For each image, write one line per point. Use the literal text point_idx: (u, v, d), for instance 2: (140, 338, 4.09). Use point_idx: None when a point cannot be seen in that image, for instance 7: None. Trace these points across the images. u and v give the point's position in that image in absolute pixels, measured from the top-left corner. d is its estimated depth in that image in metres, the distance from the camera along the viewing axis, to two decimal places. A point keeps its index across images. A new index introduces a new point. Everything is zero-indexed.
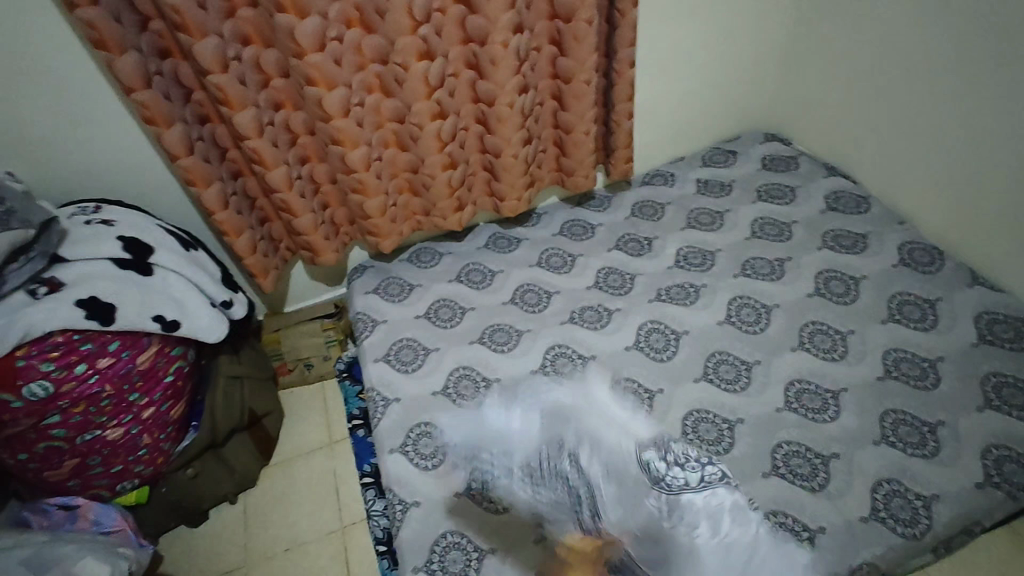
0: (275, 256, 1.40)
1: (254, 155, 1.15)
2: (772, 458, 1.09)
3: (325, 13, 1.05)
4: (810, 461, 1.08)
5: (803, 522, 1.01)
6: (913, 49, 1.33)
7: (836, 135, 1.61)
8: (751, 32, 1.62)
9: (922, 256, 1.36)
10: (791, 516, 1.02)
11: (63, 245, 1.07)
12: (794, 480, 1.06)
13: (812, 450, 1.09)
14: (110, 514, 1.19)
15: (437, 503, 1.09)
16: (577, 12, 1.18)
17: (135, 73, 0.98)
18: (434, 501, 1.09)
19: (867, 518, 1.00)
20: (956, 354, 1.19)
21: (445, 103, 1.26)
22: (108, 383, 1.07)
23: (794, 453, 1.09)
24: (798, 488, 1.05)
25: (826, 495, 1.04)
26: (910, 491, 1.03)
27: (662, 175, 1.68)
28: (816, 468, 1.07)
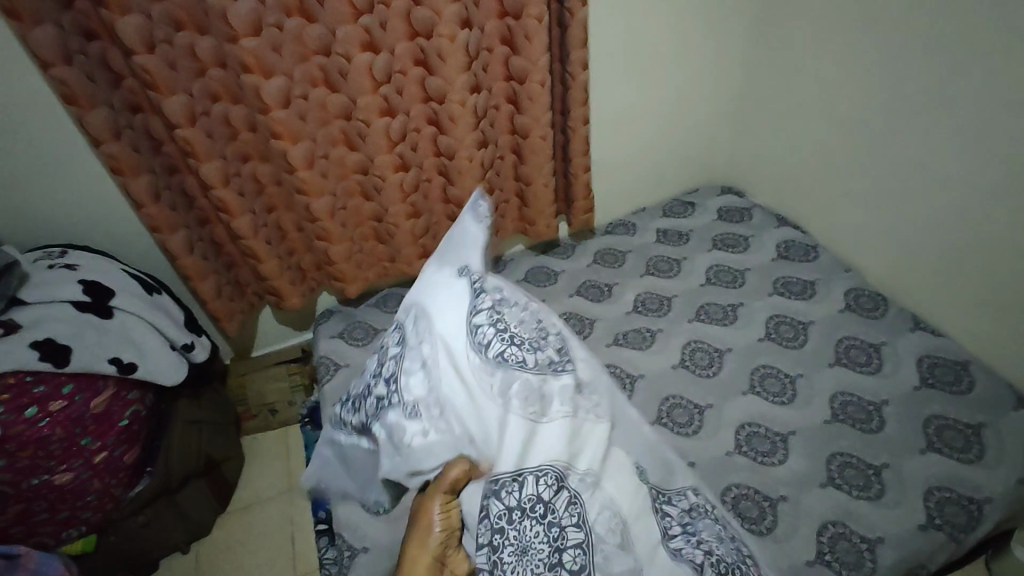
0: (242, 300, 1.44)
1: (220, 205, 1.20)
2: (722, 501, 1.09)
3: (290, 73, 1.12)
4: (759, 504, 1.08)
5: None
6: (850, 109, 1.42)
7: (786, 188, 1.70)
8: (704, 91, 1.73)
9: (868, 302, 1.42)
10: None
11: (24, 288, 1.10)
12: (743, 524, 1.06)
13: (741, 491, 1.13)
14: (53, 563, 1.12)
15: (384, 550, 1.08)
16: (529, 74, 1.27)
17: (103, 127, 1.04)
18: (381, 548, 1.08)
19: (812, 562, 1.01)
20: (900, 397, 1.22)
21: (407, 156, 1.32)
22: (59, 426, 1.07)
23: (744, 496, 1.10)
24: (747, 531, 1.05)
25: (774, 538, 1.04)
26: (855, 533, 1.04)
27: (624, 225, 1.74)
28: (765, 511, 1.07)
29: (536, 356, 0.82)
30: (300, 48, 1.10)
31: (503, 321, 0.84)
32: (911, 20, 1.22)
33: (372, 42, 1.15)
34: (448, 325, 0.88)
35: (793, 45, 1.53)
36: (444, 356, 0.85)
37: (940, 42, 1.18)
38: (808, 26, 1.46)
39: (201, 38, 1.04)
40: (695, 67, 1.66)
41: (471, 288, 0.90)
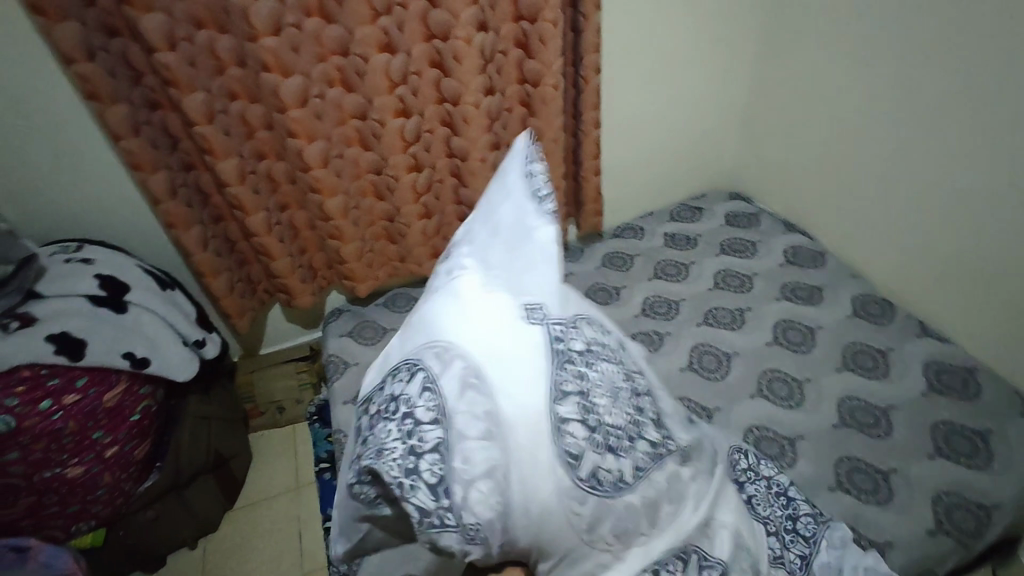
0: (253, 297, 1.44)
1: (235, 202, 1.21)
2: None
3: (308, 72, 1.13)
4: None
5: None
6: (858, 116, 1.43)
7: (792, 195, 1.72)
8: (712, 97, 1.74)
9: (875, 308, 1.43)
10: None
11: (40, 281, 1.10)
12: None
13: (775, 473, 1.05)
14: (62, 557, 1.14)
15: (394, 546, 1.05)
16: (543, 77, 1.28)
17: (123, 123, 1.05)
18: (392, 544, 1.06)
19: None
20: (906, 402, 1.23)
21: (420, 156, 1.34)
22: (72, 420, 1.07)
23: None
24: None
25: None
26: (864, 537, 1.04)
27: (632, 229, 1.75)
28: None
29: (629, 454, 0.70)
30: (317, 48, 1.12)
31: (593, 412, 0.69)
32: (921, 30, 1.23)
33: (389, 44, 1.16)
34: (536, 408, 0.66)
35: (802, 54, 1.54)
36: (529, 460, 0.64)
37: (949, 51, 1.19)
38: (817, 34, 1.48)
39: (221, 37, 1.06)
40: (705, 73, 1.68)
41: (552, 359, 0.70)
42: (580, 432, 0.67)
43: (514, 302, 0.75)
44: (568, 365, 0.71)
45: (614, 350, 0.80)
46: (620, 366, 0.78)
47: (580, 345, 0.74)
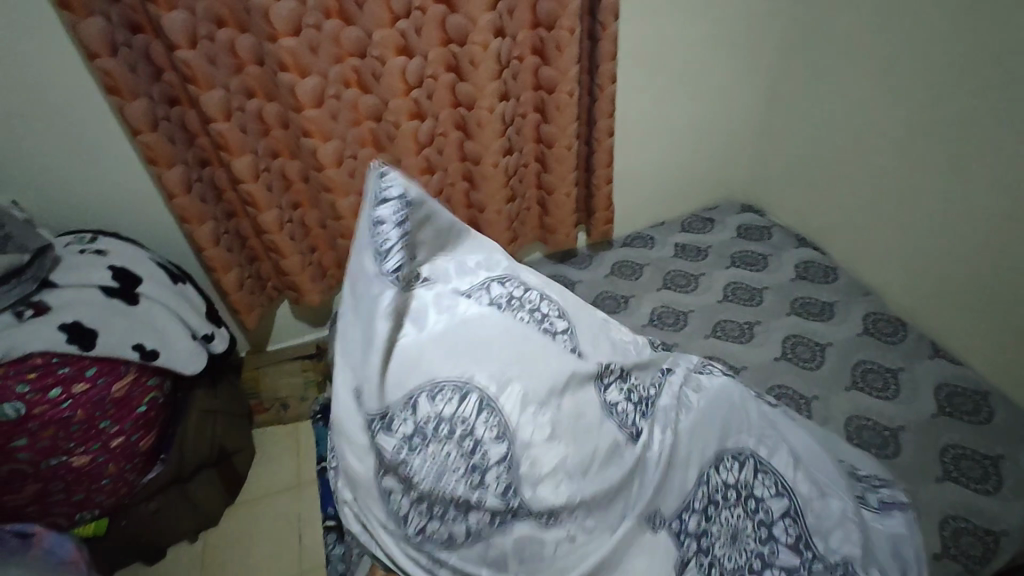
0: (262, 293, 1.46)
1: (248, 198, 1.22)
2: None
3: (325, 73, 1.14)
4: None
5: None
6: (874, 134, 1.42)
7: (805, 209, 1.70)
8: (728, 109, 1.73)
9: (886, 326, 1.41)
10: None
11: (55, 270, 1.12)
12: None
13: (794, 498, 0.78)
14: (66, 544, 1.15)
15: None
16: (558, 84, 1.28)
17: (143, 118, 1.06)
18: None
19: None
20: (915, 424, 1.21)
21: (433, 159, 1.34)
22: (80, 408, 1.08)
23: None
24: None
25: None
26: None
27: (643, 238, 1.74)
28: None
29: (461, 522, 0.66)
30: (335, 49, 1.13)
31: (410, 486, 0.66)
32: (942, 49, 1.22)
33: (407, 46, 1.17)
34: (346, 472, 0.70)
35: (820, 69, 1.53)
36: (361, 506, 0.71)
37: (969, 70, 1.18)
38: (835, 49, 1.47)
39: (241, 35, 1.07)
40: (721, 85, 1.68)
41: (369, 439, 0.68)
42: (400, 499, 0.67)
43: (350, 366, 0.73)
44: (380, 436, 0.67)
45: (465, 414, 0.67)
46: (463, 434, 0.67)
47: (410, 429, 0.67)
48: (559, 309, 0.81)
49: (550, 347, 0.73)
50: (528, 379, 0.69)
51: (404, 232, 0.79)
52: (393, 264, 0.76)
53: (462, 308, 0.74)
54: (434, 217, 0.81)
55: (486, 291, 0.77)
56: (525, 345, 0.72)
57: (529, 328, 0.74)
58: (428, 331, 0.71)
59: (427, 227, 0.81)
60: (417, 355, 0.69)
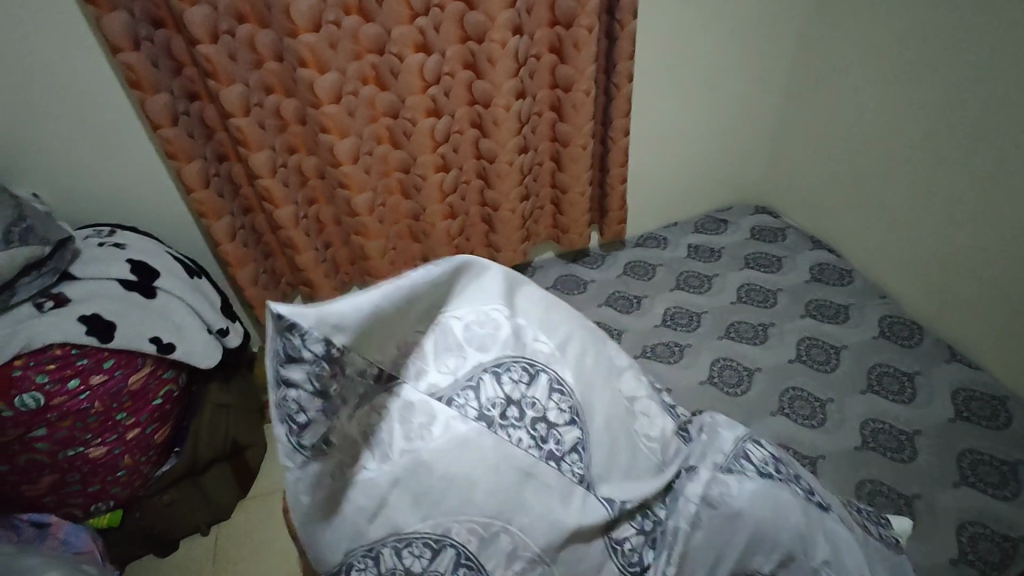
0: (276, 289, 1.46)
1: (264, 194, 1.23)
2: None
3: (344, 70, 1.14)
4: None
5: None
6: (892, 135, 1.41)
7: (819, 211, 1.69)
8: (743, 110, 1.73)
9: (902, 329, 1.40)
10: None
11: (74, 263, 1.13)
12: None
13: None
14: (81, 535, 1.16)
15: None
16: (575, 83, 1.28)
17: (163, 112, 1.07)
18: None
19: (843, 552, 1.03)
20: (932, 428, 1.20)
21: (448, 157, 1.34)
22: (98, 400, 1.09)
23: None
24: None
25: None
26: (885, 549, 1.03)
27: (656, 239, 1.73)
28: None
29: None
30: (354, 46, 1.13)
31: None
32: (962, 50, 1.21)
33: (425, 44, 1.17)
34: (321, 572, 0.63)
35: (837, 70, 1.52)
36: None
37: (991, 72, 1.17)
38: (853, 50, 1.46)
39: (261, 32, 1.07)
40: (736, 86, 1.67)
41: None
42: None
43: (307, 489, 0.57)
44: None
45: (439, 569, 0.58)
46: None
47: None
48: (572, 401, 0.68)
49: (555, 482, 0.62)
50: (518, 530, 0.60)
51: (342, 384, 0.56)
52: (312, 438, 0.55)
53: (443, 429, 0.59)
54: (411, 306, 0.60)
55: (476, 392, 0.63)
56: (512, 482, 0.60)
57: (524, 458, 0.61)
58: (390, 466, 0.58)
59: (388, 355, 0.60)
60: (381, 498, 0.57)
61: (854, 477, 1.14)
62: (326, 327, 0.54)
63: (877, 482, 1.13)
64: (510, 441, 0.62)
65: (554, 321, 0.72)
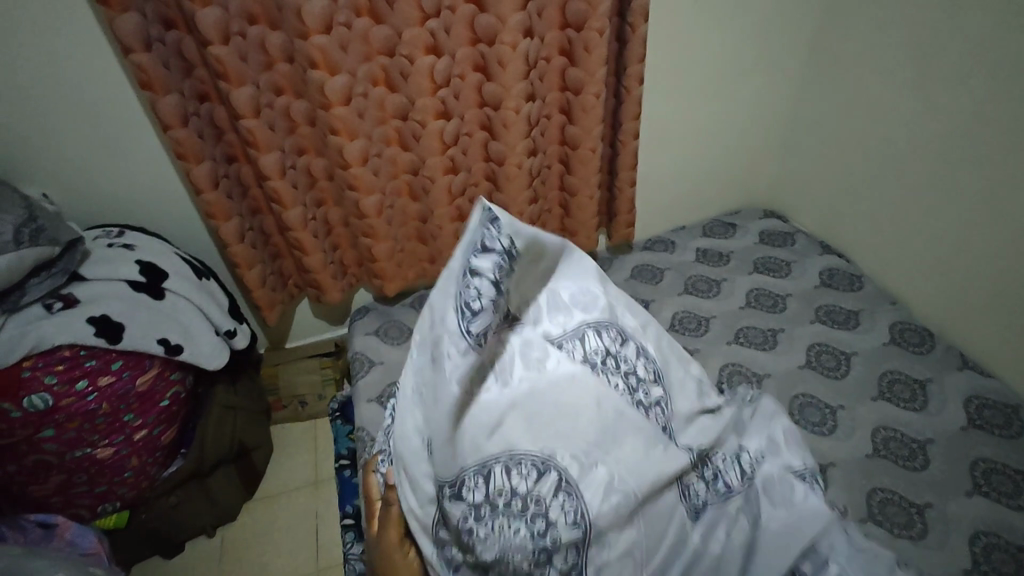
0: (283, 290, 1.46)
1: (274, 195, 1.22)
2: None
3: (354, 71, 1.14)
4: None
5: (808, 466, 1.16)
6: (904, 140, 1.40)
7: (829, 216, 1.68)
8: (753, 113, 1.71)
9: (913, 336, 1.39)
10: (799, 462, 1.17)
11: (84, 264, 1.12)
12: None
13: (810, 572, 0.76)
14: (87, 536, 1.17)
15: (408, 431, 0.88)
16: (586, 86, 1.27)
17: (174, 114, 1.07)
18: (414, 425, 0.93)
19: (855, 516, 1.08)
20: (944, 436, 1.19)
21: (457, 159, 1.34)
22: (105, 401, 1.09)
23: None
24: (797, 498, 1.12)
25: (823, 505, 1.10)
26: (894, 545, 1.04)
27: (663, 243, 1.72)
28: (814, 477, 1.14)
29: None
30: (364, 47, 1.13)
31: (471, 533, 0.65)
32: (976, 57, 1.20)
33: (436, 46, 1.17)
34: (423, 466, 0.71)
35: (848, 73, 1.51)
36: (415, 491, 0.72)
37: (1005, 80, 1.16)
38: (864, 55, 1.45)
39: (273, 33, 1.07)
40: (747, 90, 1.66)
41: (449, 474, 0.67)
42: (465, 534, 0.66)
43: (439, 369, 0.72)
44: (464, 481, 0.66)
45: (542, 492, 0.66)
46: (535, 513, 0.66)
47: (479, 498, 0.66)
48: (650, 365, 0.86)
49: (647, 419, 0.78)
50: (615, 465, 0.70)
51: None
52: (481, 328, 0.67)
53: (557, 361, 0.74)
54: None
55: (582, 342, 0.79)
56: (613, 419, 0.72)
57: (621, 395, 0.77)
58: (511, 389, 0.70)
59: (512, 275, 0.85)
60: (499, 415, 0.68)
61: (865, 485, 1.13)
62: (510, 233, 0.72)
63: (889, 492, 1.12)
64: (610, 380, 0.78)
65: (637, 311, 0.93)
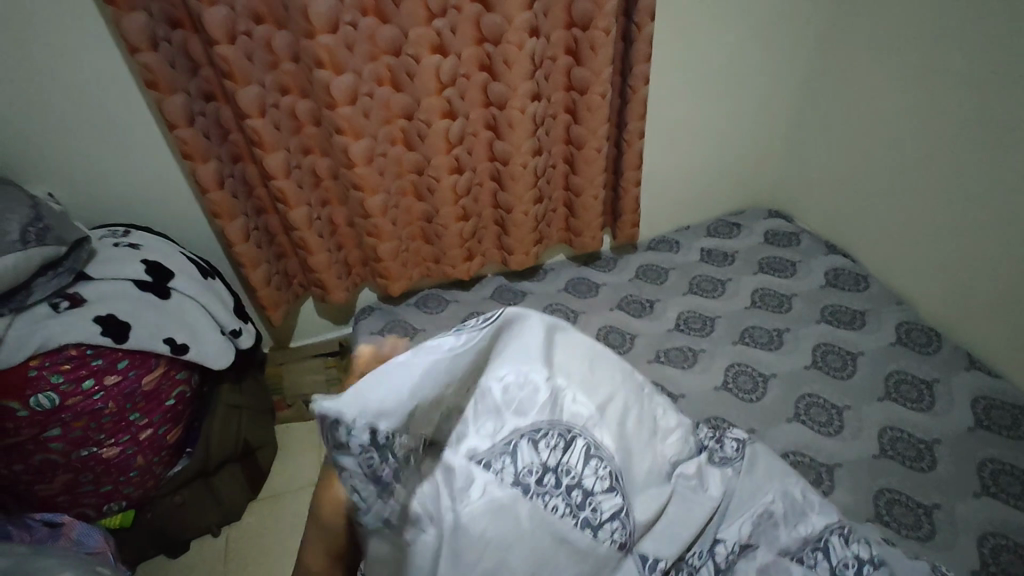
0: (288, 290, 1.46)
1: (279, 195, 1.22)
2: None
3: (359, 71, 1.14)
4: (816, 469, 1.15)
5: (819, 460, 1.17)
6: (911, 139, 1.39)
7: (835, 216, 1.68)
8: (759, 113, 1.70)
9: (920, 336, 1.38)
10: (808, 457, 1.18)
11: (91, 263, 1.13)
12: None
13: None
14: (93, 535, 1.17)
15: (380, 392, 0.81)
16: (591, 85, 1.27)
17: (180, 113, 1.07)
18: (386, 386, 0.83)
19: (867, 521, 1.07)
20: (951, 437, 1.18)
21: (462, 159, 1.33)
22: (112, 401, 1.09)
23: (799, 463, 1.17)
24: None
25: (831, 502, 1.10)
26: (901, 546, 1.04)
27: (667, 242, 1.72)
28: (821, 476, 1.14)
29: None
30: (370, 47, 1.13)
31: None
32: (984, 56, 1.19)
33: (441, 45, 1.17)
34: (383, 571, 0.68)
35: (854, 73, 1.50)
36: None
37: (1013, 79, 1.16)
38: (870, 54, 1.44)
39: (279, 32, 1.07)
40: (753, 89, 1.65)
41: None
42: None
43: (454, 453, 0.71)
44: None
45: None
46: None
47: None
48: (609, 467, 0.73)
49: (592, 548, 0.70)
50: None
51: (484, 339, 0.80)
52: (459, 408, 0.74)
53: (482, 493, 0.68)
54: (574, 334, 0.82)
55: (513, 458, 0.71)
56: (547, 544, 0.67)
57: (561, 525, 0.69)
58: (435, 532, 0.66)
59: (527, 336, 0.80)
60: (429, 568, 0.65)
61: (873, 485, 1.13)
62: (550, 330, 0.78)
63: (896, 492, 1.11)
64: (546, 507, 0.69)
65: (598, 383, 0.79)
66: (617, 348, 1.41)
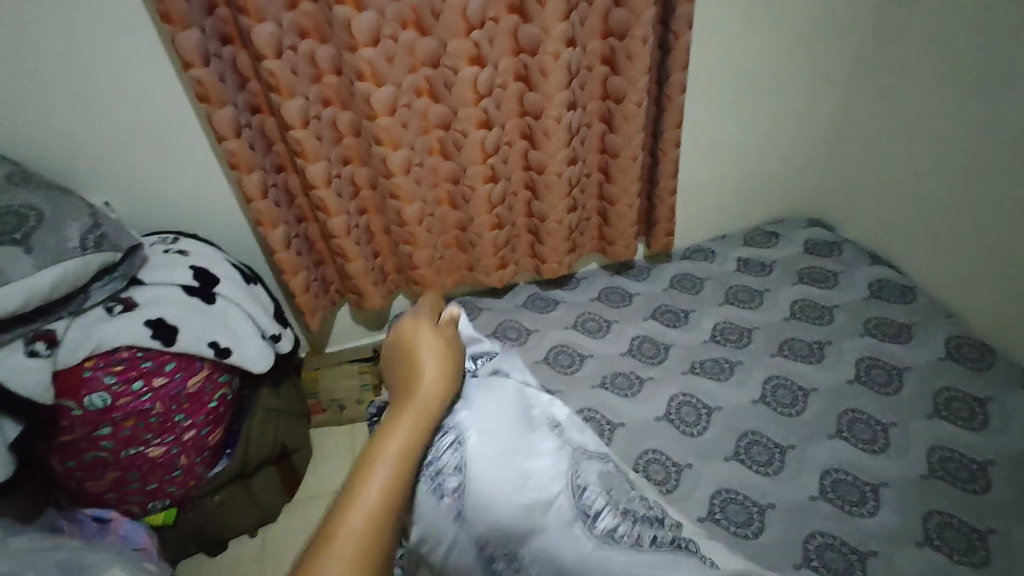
0: (325, 297, 1.49)
1: (319, 203, 1.25)
2: (821, 482, 1.14)
3: (398, 83, 1.16)
4: (860, 488, 1.12)
5: (864, 479, 1.14)
6: (962, 147, 1.34)
7: (880, 226, 1.62)
8: (800, 120, 1.66)
9: (972, 351, 1.32)
10: (852, 474, 1.14)
11: (143, 269, 1.18)
12: (843, 506, 1.10)
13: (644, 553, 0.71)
14: (138, 531, 1.21)
15: None
16: (627, 94, 1.27)
17: (229, 125, 1.11)
18: None
19: (921, 543, 1.04)
20: (1008, 458, 1.13)
21: (498, 168, 1.35)
22: (159, 401, 1.13)
23: (842, 481, 1.14)
24: (848, 513, 1.09)
25: (876, 522, 1.07)
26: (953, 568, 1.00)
27: (703, 251, 1.69)
28: (865, 495, 1.11)
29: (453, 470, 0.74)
30: (410, 59, 1.15)
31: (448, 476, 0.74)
32: None
33: (479, 57, 1.18)
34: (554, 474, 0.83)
35: (900, 80, 1.46)
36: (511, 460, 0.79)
37: None
38: (918, 59, 1.40)
39: (322, 47, 1.11)
40: (794, 96, 1.61)
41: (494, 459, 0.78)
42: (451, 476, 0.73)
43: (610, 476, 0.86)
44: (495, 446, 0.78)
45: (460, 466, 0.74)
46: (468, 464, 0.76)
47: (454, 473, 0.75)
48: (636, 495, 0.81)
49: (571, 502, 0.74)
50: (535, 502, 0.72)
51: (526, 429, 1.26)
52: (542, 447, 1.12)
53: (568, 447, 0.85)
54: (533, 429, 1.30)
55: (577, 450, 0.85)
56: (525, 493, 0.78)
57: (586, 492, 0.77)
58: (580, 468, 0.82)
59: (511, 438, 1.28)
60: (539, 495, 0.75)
61: (923, 506, 1.09)
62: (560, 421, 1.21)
63: (947, 515, 1.07)
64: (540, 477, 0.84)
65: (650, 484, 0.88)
66: (651, 359, 1.39)
